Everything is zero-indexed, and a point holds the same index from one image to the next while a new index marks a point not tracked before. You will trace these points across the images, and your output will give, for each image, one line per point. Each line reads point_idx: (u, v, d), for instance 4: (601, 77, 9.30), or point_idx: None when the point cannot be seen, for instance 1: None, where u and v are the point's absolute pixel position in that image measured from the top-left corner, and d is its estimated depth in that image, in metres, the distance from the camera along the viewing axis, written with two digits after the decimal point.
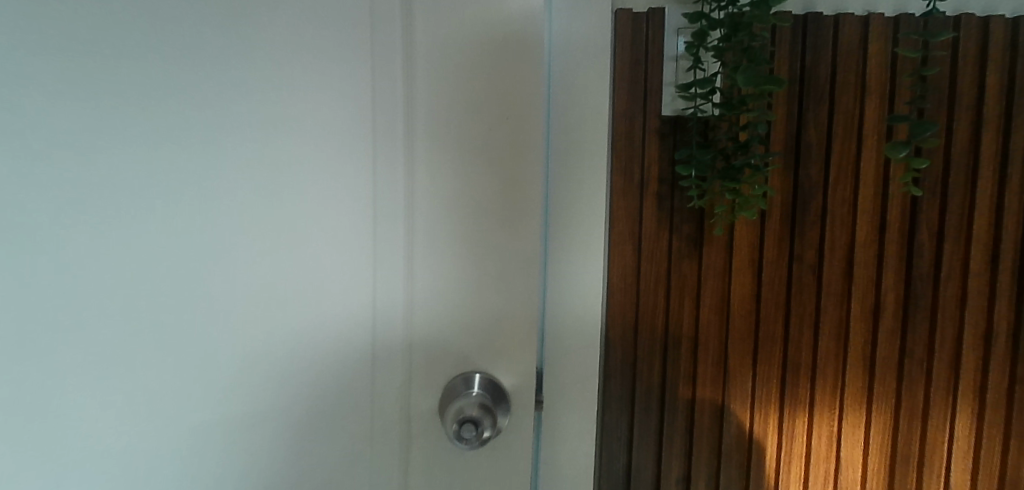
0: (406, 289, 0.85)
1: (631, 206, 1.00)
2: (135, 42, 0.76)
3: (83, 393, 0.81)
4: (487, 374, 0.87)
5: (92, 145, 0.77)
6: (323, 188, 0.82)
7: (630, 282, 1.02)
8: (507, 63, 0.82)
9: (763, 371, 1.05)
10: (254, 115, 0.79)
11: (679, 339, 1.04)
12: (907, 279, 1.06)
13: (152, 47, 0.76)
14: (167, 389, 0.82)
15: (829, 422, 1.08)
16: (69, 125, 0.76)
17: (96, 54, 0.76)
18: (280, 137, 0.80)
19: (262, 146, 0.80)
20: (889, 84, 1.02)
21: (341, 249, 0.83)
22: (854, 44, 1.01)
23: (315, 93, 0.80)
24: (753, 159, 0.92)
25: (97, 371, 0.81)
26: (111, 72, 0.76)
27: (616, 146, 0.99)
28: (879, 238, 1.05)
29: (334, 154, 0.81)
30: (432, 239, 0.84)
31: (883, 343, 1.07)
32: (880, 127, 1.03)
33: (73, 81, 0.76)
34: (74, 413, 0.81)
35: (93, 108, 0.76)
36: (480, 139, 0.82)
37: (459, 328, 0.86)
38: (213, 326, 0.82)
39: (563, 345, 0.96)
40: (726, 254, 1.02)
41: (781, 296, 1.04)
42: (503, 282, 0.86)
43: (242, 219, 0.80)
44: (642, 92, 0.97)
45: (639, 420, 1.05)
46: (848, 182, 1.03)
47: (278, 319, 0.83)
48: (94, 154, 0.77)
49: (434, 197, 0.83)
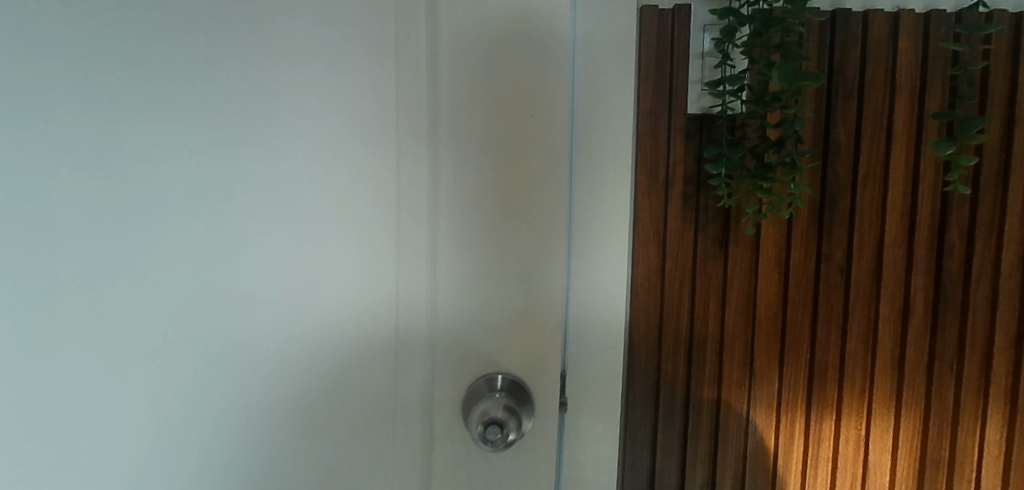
0: (429, 287, 0.84)
1: (656, 205, 0.99)
2: (160, 41, 0.76)
3: (106, 393, 0.80)
4: (509, 375, 0.86)
5: (116, 144, 0.76)
6: (347, 186, 0.81)
7: (654, 282, 1.00)
8: (533, 60, 0.80)
9: (789, 373, 1.03)
10: (280, 112, 0.78)
11: (704, 340, 1.02)
12: (937, 280, 1.03)
13: (177, 46, 0.76)
14: (189, 391, 0.82)
15: (856, 425, 1.06)
16: (96, 123, 0.76)
17: (121, 54, 0.76)
18: (305, 134, 0.79)
19: (288, 143, 0.79)
20: (920, 81, 1.00)
21: (365, 248, 0.82)
22: (883, 40, 0.99)
23: (340, 90, 0.79)
24: (786, 157, 0.90)
25: (122, 371, 0.80)
26: (135, 71, 0.76)
27: (641, 144, 0.97)
28: (908, 238, 1.03)
29: (359, 152, 0.81)
30: (456, 237, 0.83)
31: (913, 345, 1.04)
32: (910, 124, 1.01)
33: (98, 81, 0.75)
34: (97, 414, 0.81)
35: (118, 108, 0.76)
36: (506, 136, 0.81)
37: (484, 328, 0.85)
38: (237, 325, 0.81)
39: (587, 346, 0.95)
40: (753, 253, 1.00)
41: (808, 297, 1.02)
42: (530, 281, 0.84)
43: (266, 218, 0.80)
44: (667, 90, 0.96)
45: (663, 422, 1.03)
46: (877, 181, 1.01)
47: (302, 319, 0.82)
48: (119, 154, 0.76)
49: (459, 195, 0.82)
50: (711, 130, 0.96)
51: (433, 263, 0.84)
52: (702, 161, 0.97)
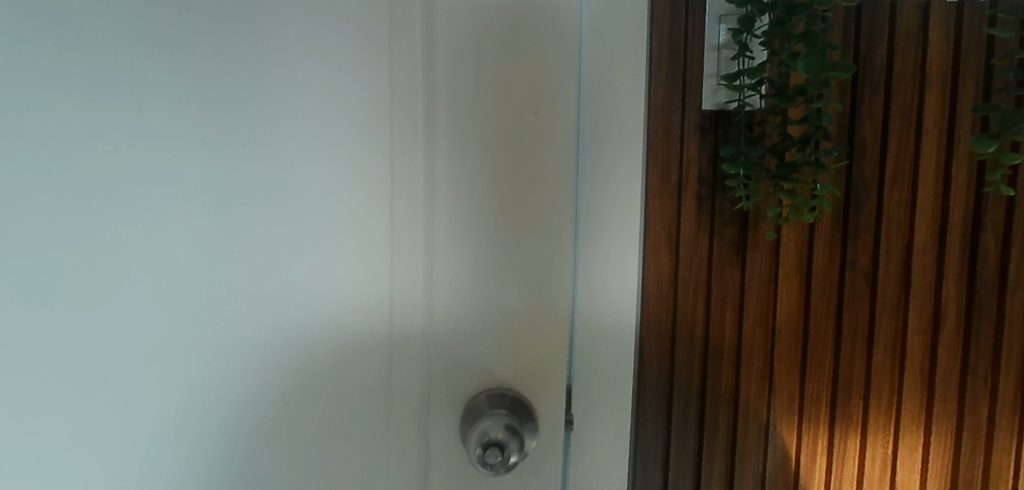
0: (426, 298, 0.77)
1: (668, 208, 0.93)
2: (118, 27, 0.67)
3: (62, 423, 0.72)
4: (510, 390, 0.80)
5: (69, 145, 0.67)
6: (336, 188, 0.73)
7: (666, 290, 0.94)
8: (535, 49, 0.74)
9: (811, 385, 0.97)
10: (262, 104, 0.71)
11: (720, 353, 0.96)
12: (970, 288, 0.96)
13: (138, 33, 0.68)
14: (160, 419, 0.73)
15: (883, 443, 1.00)
16: (48, 116, 0.67)
17: (71, 40, 0.66)
18: (292, 128, 0.72)
19: (274, 138, 0.71)
20: (952, 74, 0.93)
21: (356, 256, 0.75)
22: (913, 30, 0.92)
23: (326, 81, 0.72)
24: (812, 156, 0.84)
25: (100, 390, 0.72)
26: (90, 60, 0.67)
27: (652, 143, 0.91)
28: (940, 243, 0.96)
29: (348, 151, 0.73)
30: (453, 242, 0.76)
31: (944, 358, 0.97)
32: (940, 121, 0.94)
33: (46, 72, 0.66)
34: (51, 448, 0.72)
35: (70, 102, 0.67)
36: (507, 132, 0.75)
37: (485, 340, 0.79)
38: (221, 339, 0.73)
39: (596, 358, 0.89)
40: (773, 259, 0.93)
41: (831, 305, 0.95)
42: (534, 288, 0.78)
43: (249, 222, 0.72)
44: (680, 85, 0.90)
45: (676, 439, 0.97)
46: (906, 182, 0.94)
47: (286, 334, 0.74)
48: (72, 154, 0.67)
49: (457, 197, 0.75)
50: (728, 126, 0.90)
51: (429, 270, 0.76)
52: (719, 160, 0.91)
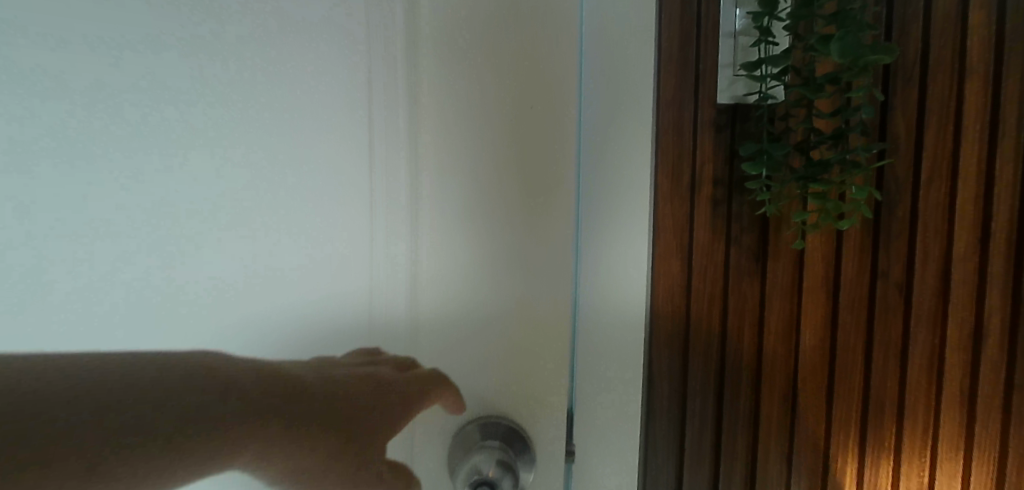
0: (410, 320, 0.58)
1: (679, 214, 0.84)
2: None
3: None
4: (508, 419, 0.66)
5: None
6: (310, 173, 0.54)
7: (678, 304, 0.85)
8: (535, 33, 0.64)
9: (839, 409, 0.88)
10: (203, 56, 0.52)
11: (738, 372, 0.87)
12: (1017, 300, 0.86)
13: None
14: None
15: (918, 471, 0.90)
16: None
17: None
18: (256, 105, 0.53)
19: (223, 123, 0.52)
20: (995, 62, 0.83)
21: (330, 263, 0.54)
22: (952, 13, 0.82)
23: (294, 39, 0.54)
24: (847, 154, 0.75)
25: None
26: None
27: (662, 141, 0.82)
28: (982, 250, 0.86)
29: (314, 128, 0.54)
30: (446, 254, 0.59)
31: (986, 377, 0.88)
32: (983, 114, 0.84)
33: None
34: None
35: None
36: (505, 126, 0.62)
37: (496, 372, 0.64)
38: (160, 372, 0.49)
39: (603, 386, 0.78)
40: (796, 268, 0.85)
41: (861, 320, 0.86)
42: (537, 312, 0.65)
43: (231, 210, 0.52)
44: (693, 77, 0.81)
45: (690, 468, 0.89)
46: (944, 182, 0.85)
47: (218, 355, 0.51)
48: None
49: (449, 201, 0.59)
50: (746, 122, 0.81)
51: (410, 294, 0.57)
52: (736, 159, 0.82)
